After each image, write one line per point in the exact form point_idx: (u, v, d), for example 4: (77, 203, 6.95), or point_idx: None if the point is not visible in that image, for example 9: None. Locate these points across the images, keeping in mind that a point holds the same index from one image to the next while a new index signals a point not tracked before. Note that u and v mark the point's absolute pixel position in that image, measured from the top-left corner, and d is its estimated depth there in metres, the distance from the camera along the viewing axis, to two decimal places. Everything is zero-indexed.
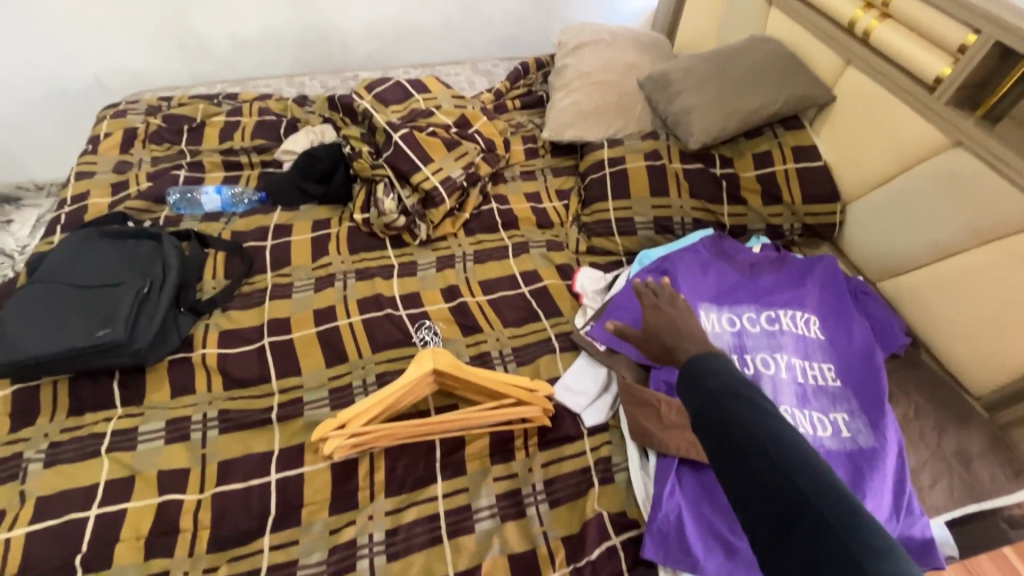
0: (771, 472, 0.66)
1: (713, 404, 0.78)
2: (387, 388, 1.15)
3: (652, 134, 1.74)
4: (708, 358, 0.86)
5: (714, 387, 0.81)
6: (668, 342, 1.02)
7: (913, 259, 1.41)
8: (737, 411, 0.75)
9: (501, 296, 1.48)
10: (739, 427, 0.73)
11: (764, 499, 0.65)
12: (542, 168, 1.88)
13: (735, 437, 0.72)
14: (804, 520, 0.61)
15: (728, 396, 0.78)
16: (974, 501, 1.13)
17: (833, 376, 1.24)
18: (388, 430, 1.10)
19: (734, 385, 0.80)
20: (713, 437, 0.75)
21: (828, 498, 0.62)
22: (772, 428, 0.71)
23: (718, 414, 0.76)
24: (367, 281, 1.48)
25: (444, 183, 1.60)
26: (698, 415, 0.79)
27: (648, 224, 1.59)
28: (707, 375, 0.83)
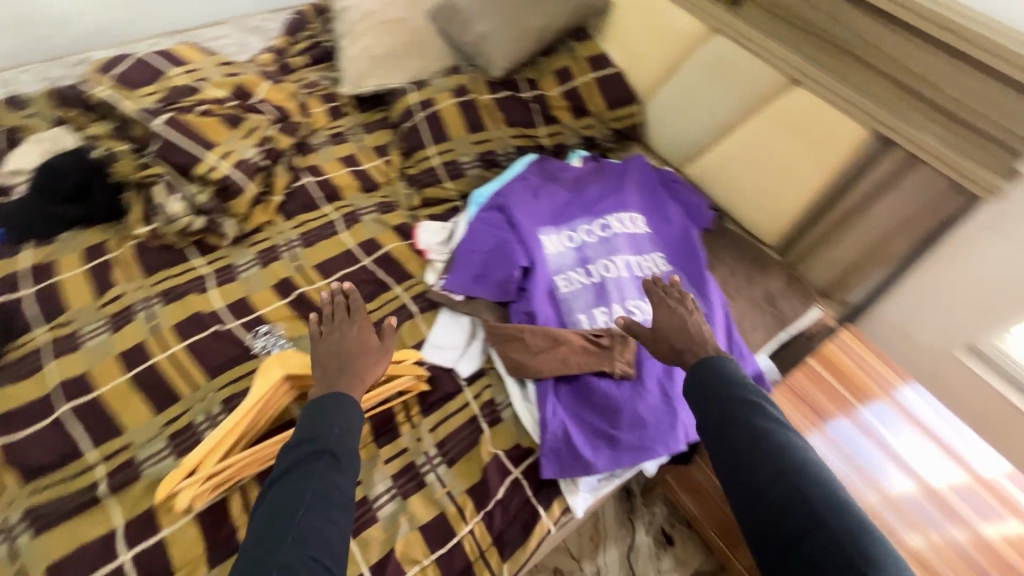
0: (778, 480, 0.77)
1: (727, 420, 0.85)
2: (237, 413, 1.03)
3: (454, 69, 1.67)
4: (717, 363, 0.92)
5: (726, 401, 0.87)
6: (679, 345, 1.00)
7: (703, 141, 1.57)
8: (747, 423, 0.83)
9: (342, 276, 1.36)
10: (747, 438, 0.82)
11: (777, 516, 0.75)
12: (352, 127, 1.71)
13: (745, 446, 0.82)
14: (806, 524, 0.73)
15: (742, 410, 0.85)
16: (783, 330, 1.37)
17: (663, 262, 1.38)
18: (253, 454, 1.01)
19: (742, 392, 0.88)
20: (722, 444, 0.84)
21: (839, 516, 0.72)
22: (775, 437, 0.81)
23: (728, 422, 0.85)
24: (178, 302, 1.26)
25: (240, 167, 1.38)
26: (707, 422, 0.87)
27: (474, 162, 1.56)
28: (717, 385, 0.89)
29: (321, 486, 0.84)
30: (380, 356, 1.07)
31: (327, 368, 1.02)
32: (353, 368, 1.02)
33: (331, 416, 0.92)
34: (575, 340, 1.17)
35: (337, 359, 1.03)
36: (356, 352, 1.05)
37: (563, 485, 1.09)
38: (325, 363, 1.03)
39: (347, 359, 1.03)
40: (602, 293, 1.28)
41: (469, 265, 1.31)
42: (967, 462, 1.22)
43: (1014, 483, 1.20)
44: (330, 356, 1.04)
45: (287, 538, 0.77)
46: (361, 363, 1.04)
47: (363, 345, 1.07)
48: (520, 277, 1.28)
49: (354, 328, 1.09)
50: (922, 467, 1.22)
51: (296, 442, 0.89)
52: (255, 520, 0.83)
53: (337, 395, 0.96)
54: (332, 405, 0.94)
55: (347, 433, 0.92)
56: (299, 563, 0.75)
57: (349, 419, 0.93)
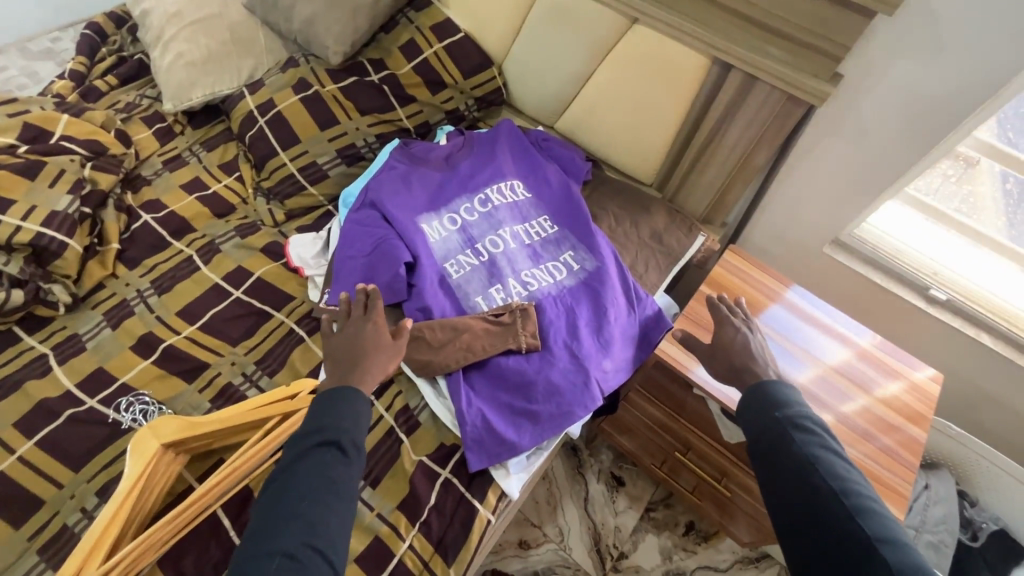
0: (831, 510, 0.75)
1: (780, 438, 0.83)
2: (113, 502, 0.88)
3: (289, 62, 1.52)
4: (772, 387, 0.90)
5: (780, 420, 0.85)
6: (739, 363, 1.00)
7: (565, 94, 1.55)
8: (801, 449, 0.81)
9: (213, 315, 1.23)
10: (803, 464, 0.79)
11: (826, 545, 0.73)
12: (189, 147, 1.52)
13: (796, 471, 0.79)
14: (860, 558, 0.70)
15: (798, 430, 0.83)
16: (674, 263, 1.41)
17: (550, 224, 1.37)
18: (147, 539, 0.87)
19: (797, 417, 0.85)
20: (771, 467, 0.82)
21: (896, 552, 0.69)
22: (829, 467, 0.79)
23: (778, 448, 0.82)
24: (14, 394, 1.07)
25: (52, 223, 1.17)
26: (757, 445, 0.85)
27: (335, 160, 1.43)
28: (772, 404, 0.88)
29: (328, 477, 0.74)
30: (394, 352, 0.96)
31: (337, 365, 0.91)
32: (368, 369, 0.91)
33: (343, 404, 0.82)
34: (475, 325, 1.14)
35: (348, 356, 0.92)
36: (371, 350, 0.94)
37: (494, 473, 1.08)
38: (335, 364, 0.92)
39: (361, 354, 0.93)
40: (494, 270, 1.25)
41: (351, 272, 1.22)
42: (844, 336, 1.36)
43: (883, 349, 1.35)
44: (340, 352, 0.94)
45: (289, 527, 0.69)
46: (373, 358, 0.93)
47: (378, 341, 0.95)
48: (406, 273, 1.21)
49: (367, 325, 0.97)
50: (816, 353, 1.32)
51: (302, 432, 0.79)
52: (253, 511, 0.73)
53: (350, 389, 0.85)
54: (341, 396, 0.84)
55: (357, 423, 0.82)
56: (300, 553, 0.67)
57: (359, 408, 0.83)
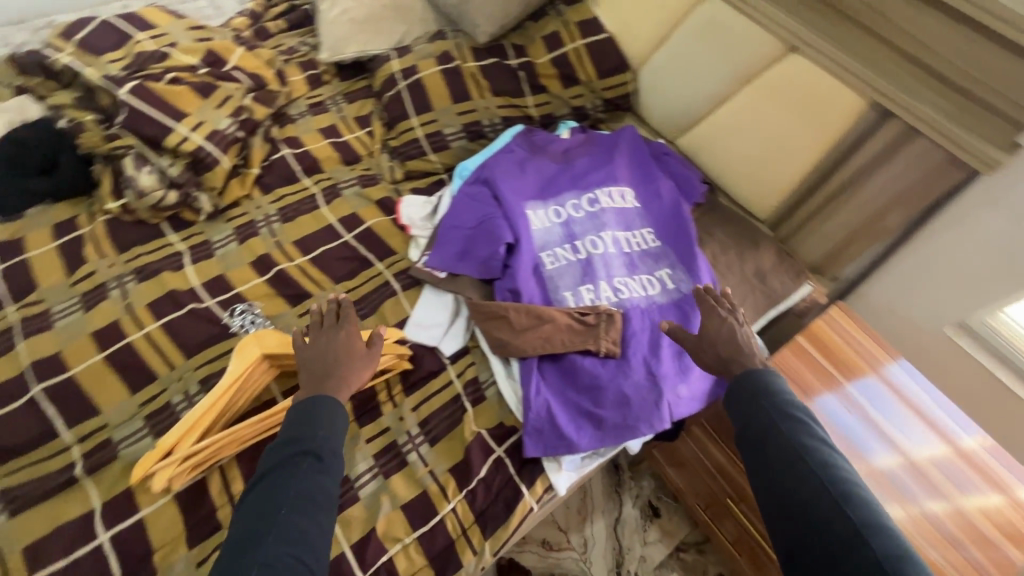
0: (814, 491, 0.77)
1: (767, 427, 0.85)
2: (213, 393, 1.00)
3: (438, 34, 1.59)
4: (756, 376, 0.92)
5: (768, 410, 0.87)
6: (726, 354, 0.99)
7: (697, 111, 1.51)
8: (785, 434, 0.84)
9: (323, 252, 1.33)
10: (786, 447, 0.82)
11: (808, 524, 0.75)
12: (332, 97, 1.64)
13: (780, 457, 0.82)
14: (840, 531, 0.73)
15: (785, 418, 0.85)
16: (772, 306, 1.35)
17: (653, 238, 1.34)
18: (230, 435, 0.98)
19: (780, 404, 0.88)
20: (758, 452, 0.85)
21: (875, 531, 0.72)
22: (813, 450, 0.81)
23: (763, 433, 0.85)
24: (152, 279, 1.22)
25: (212, 138, 1.32)
26: (744, 432, 0.88)
27: (459, 134, 1.49)
28: (761, 394, 0.89)
29: (308, 485, 0.81)
30: (365, 363, 1.01)
31: (309, 375, 0.97)
32: (340, 375, 0.98)
33: (318, 416, 0.90)
34: (560, 319, 1.14)
35: (321, 366, 0.98)
36: (343, 358, 1.00)
37: (546, 464, 1.09)
38: (307, 371, 0.98)
39: (329, 369, 0.98)
40: (589, 270, 1.25)
41: (454, 240, 1.28)
42: (941, 428, 1.23)
43: (995, 457, 1.19)
44: (314, 360, 0.99)
45: (270, 536, 0.75)
46: (346, 369, 0.99)
47: (348, 351, 1.01)
48: (504, 254, 1.24)
49: (338, 334, 1.02)
50: (901, 438, 1.22)
51: (280, 445, 0.86)
52: (233, 528, 0.79)
53: (325, 400, 0.92)
54: (315, 408, 0.91)
55: (333, 433, 0.89)
56: (279, 561, 0.72)
57: (335, 420, 0.91)
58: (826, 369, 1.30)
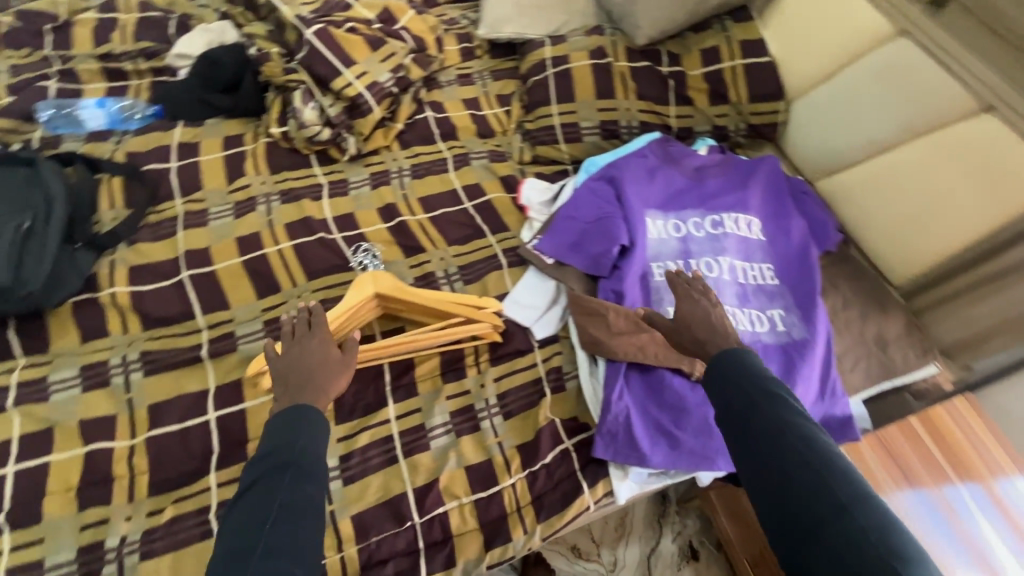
0: (802, 471, 0.70)
1: (745, 407, 0.78)
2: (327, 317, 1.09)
3: (596, 29, 1.59)
4: (737, 353, 0.85)
5: (747, 388, 0.80)
6: (701, 336, 0.92)
7: (852, 155, 1.40)
8: (769, 411, 0.76)
9: (443, 214, 1.39)
10: (773, 423, 0.75)
11: (795, 505, 0.69)
12: (480, 71, 1.69)
13: (767, 434, 0.75)
14: (829, 512, 0.67)
15: (764, 396, 0.78)
16: (886, 378, 1.25)
17: (772, 275, 1.28)
18: None
19: (763, 379, 0.80)
20: (741, 430, 0.78)
21: (865, 507, 0.66)
22: (801, 427, 0.74)
23: (748, 411, 0.78)
24: (293, 203, 1.34)
25: (371, 89, 1.41)
26: (727, 410, 0.81)
27: (594, 129, 1.48)
28: (738, 373, 0.82)
29: (292, 498, 0.75)
30: (342, 369, 0.97)
31: (285, 387, 0.92)
32: (317, 382, 0.93)
33: (301, 425, 0.83)
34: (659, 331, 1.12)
35: (298, 376, 0.93)
36: (320, 366, 0.95)
37: (612, 469, 1.08)
38: (285, 381, 0.93)
39: (305, 378, 0.93)
40: None
41: (569, 230, 1.29)
42: None
43: None
44: (290, 370, 0.94)
45: (255, 556, 0.69)
46: (322, 378, 0.94)
47: (325, 357, 0.97)
48: (616, 255, 1.24)
49: (312, 340, 0.98)
50: (1005, 561, 1.07)
51: (264, 454, 0.79)
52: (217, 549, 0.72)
53: (301, 408, 0.85)
54: (300, 418, 0.84)
55: (315, 443, 0.82)
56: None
57: (317, 428, 0.84)
58: (936, 459, 1.18)
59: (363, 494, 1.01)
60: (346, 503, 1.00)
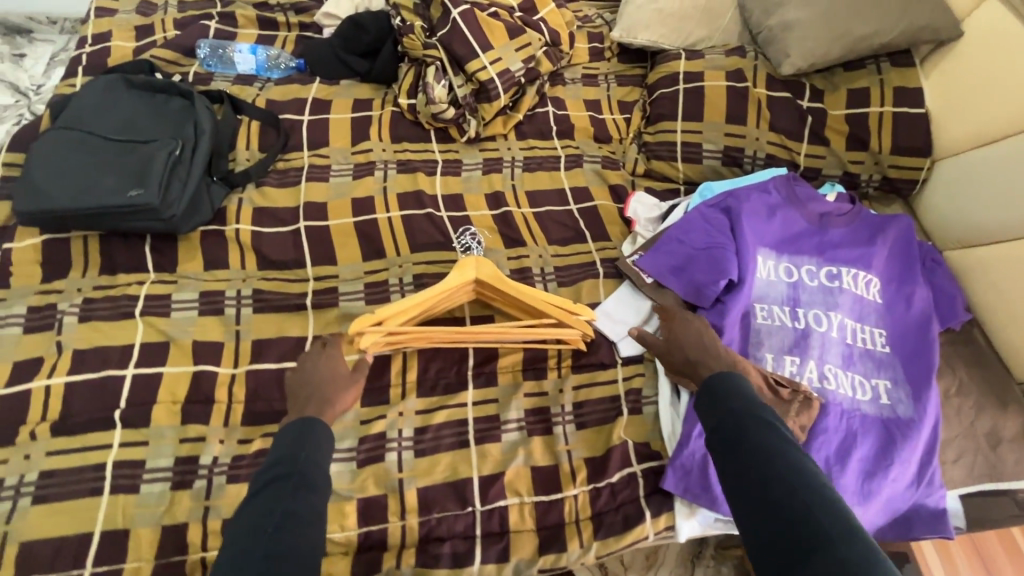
0: (785, 496, 0.70)
1: (737, 427, 0.80)
2: (423, 291, 1.10)
3: (737, 50, 1.52)
4: (729, 376, 0.88)
5: (739, 410, 0.82)
6: (693, 357, 1.01)
7: (996, 231, 1.27)
8: (757, 433, 0.78)
9: (548, 212, 1.39)
10: (761, 448, 0.76)
11: (780, 524, 0.68)
12: (606, 74, 1.66)
13: (754, 457, 0.76)
14: (813, 532, 0.66)
15: (755, 419, 0.80)
16: (990, 480, 1.13)
17: (883, 342, 1.19)
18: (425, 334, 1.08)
19: (754, 407, 0.82)
20: (729, 453, 0.79)
21: (848, 533, 0.65)
22: (787, 454, 0.75)
23: (737, 431, 0.80)
24: (409, 174, 1.38)
25: (502, 77, 1.42)
26: (717, 432, 0.82)
27: (716, 153, 1.43)
28: (732, 395, 0.84)
29: (294, 505, 0.76)
30: (350, 383, 0.99)
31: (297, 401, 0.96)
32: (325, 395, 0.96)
33: (306, 436, 0.85)
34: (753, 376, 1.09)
35: (309, 390, 0.97)
36: (331, 383, 0.99)
37: (678, 504, 1.05)
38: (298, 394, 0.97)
39: (316, 393, 0.96)
40: (802, 344, 1.15)
41: (674, 253, 1.26)
42: None
43: None
44: (301, 388, 0.98)
45: (255, 556, 0.69)
46: (332, 393, 0.97)
47: (336, 373, 1.00)
48: (722, 288, 1.18)
49: (321, 356, 1.02)
50: None
51: (271, 463, 0.83)
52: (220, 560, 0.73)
53: (306, 420, 0.88)
54: (306, 430, 0.87)
55: (317, 453, 0.85)
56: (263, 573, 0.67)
57: (320, 439, 0.86)
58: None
59: (431, 470, 1.04)
60: (414, 475, 1.03)
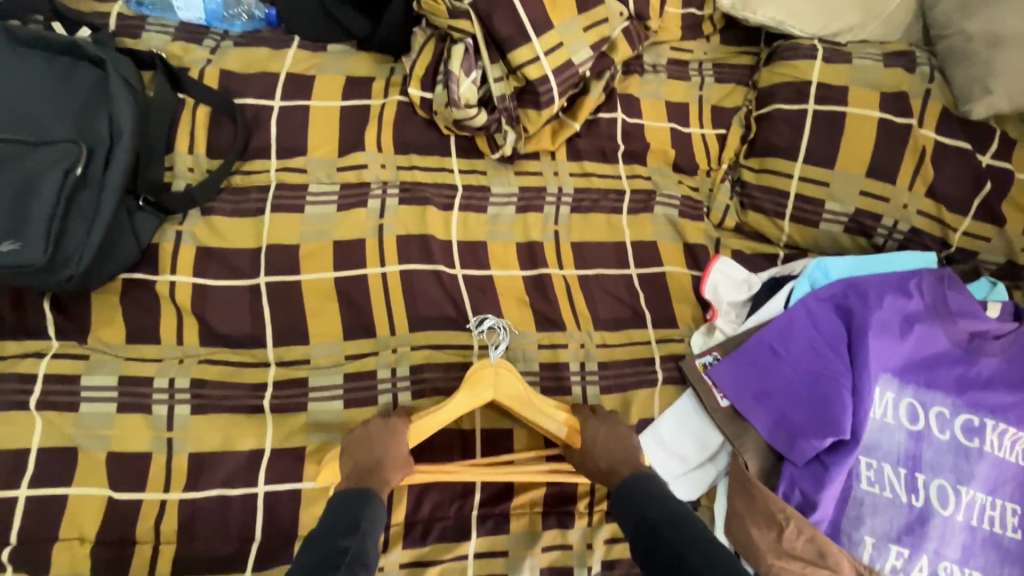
0: None
1: (652, 533, 0.70)
2: (432, 413, 0.82)
3: (902, 58, 1.05)
4: (639, 475, 0.78)
5: (653, 512, 0.72)
6: (604, 465, 0.82)
7: None
8: (674, 534, 0.68)
9: (598, 276, 1.02)
10: (674, 547, 0.67)
11: None
12: (702, 61, 1.19)
13: (670, 562, 0.66)
14: None
15: (669, 520, 0.70)
16: None
17: (1017, 526, 0.89)
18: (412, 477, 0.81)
19: (666, 501, 0.73)
20: (648, 558, 0.69)
21: None
22: (706, 554, 0.65)
23: (653, 537, 0.70)
24: (415, 206, 0.99)
25: (560, 73, 0.98)
26: (634, 540, 0.72)
27: (840, 218, 1.03)
28: (645, 495, 0.75)
29: None
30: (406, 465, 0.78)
31: (351, 473, 0.77)
32: (379, 471, 0.76)
33: (365, 505, 0.72)
34: (845, 575, 0.84)
35: (364, 460, 0.77)
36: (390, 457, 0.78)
37: None
38: (352, 467, 0.77)
39: (374, 463, 0.77)
40: (915, 528, 0.87)
41: (762, 372, 0.93)
42: None
43: None
44: (362, 451, 0.78)
45: None
46: (387, 469, 0.77)
47: (396, 448, 0.78)
48: (826, 446, 0.87)
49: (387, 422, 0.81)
50: None
51: (319, 530, 0.68)
52: None
53: (368, 491, 0.73)
54: (362, 500, 0.72)
55: (376, 529, 0.70)
56: None
57: (379, 515, 0.72)
58: None
59: None
60: None
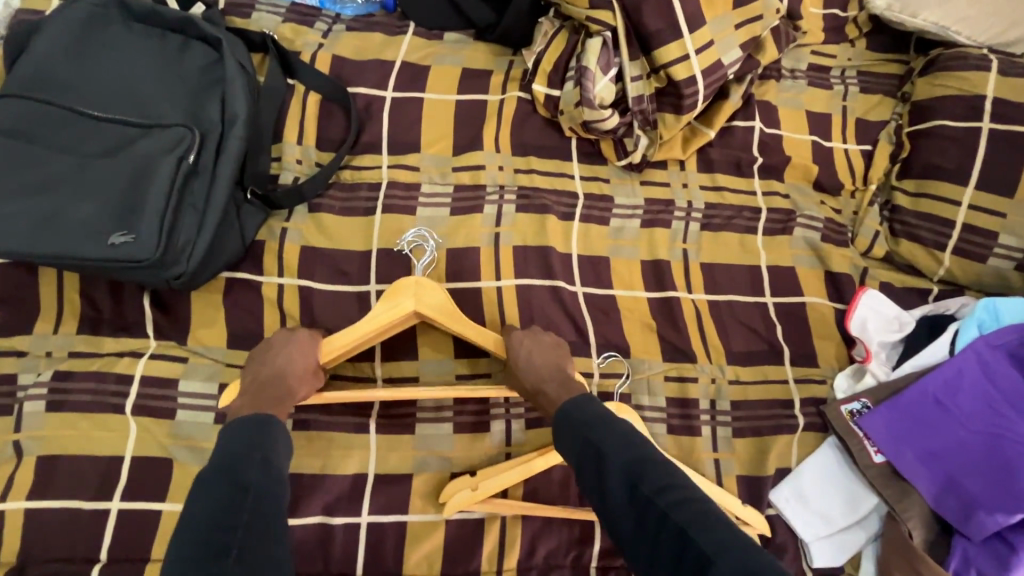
0: (673, 537, 0.53)
1: (597, 460, 0.60)
2: (326, 339, 0.73)
3: None
4: (579, 398, 0.67)
5: (597, 436, 0.62)
6: (528, 384, 0.74)
7: None
8: (628, 464, 0.59)
9: (729, 302, 0.92)
10: (625, 475, 0.58)
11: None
12: (846, 68, 1.07)
13: (628, 496, 0.57)
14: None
15: (618, 447, 0.60)
16: None
17: None
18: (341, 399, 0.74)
19: (612, 432, 0.62)
20: (597, 487, 0.59)
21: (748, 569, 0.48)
22: (664, 489, 0.56)
23: (600, 463, 0.60)
24: (534, 215, 0.90)
25: (708, 75, 0.88)
26: (578, 466, 0.62)
27: (1015, 254, 0.90)
28: (586, 417, 0.64)
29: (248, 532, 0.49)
30: (309, 378, 0.72)
31: (249, 388, 0.70)
32: (282, 384, 0.70)
33: (260, 428, 0.59)
34: None
35: (260, 377, 0.71)
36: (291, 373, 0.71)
37: None
38: (252, 381, 0.71)
39: (274, 376, 0.70)
40: None
41: (923, 426, 0.81)
42: None
43: None
44: (262, 371, 0.72)
45: None
46: (290, 382, 0.70)
47: (294, 366, 0.71)
48: (1011, 523, 0.74)
49: (285, 344, 0.73)
50: None
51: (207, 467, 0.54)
52: None
53: (263, 418, 0.61)
54: (257, 432, 0.59)
55: (278, 449, 0.59)
56: None
57: (282, 436, 0.60)
58: None
59: None
60: None
